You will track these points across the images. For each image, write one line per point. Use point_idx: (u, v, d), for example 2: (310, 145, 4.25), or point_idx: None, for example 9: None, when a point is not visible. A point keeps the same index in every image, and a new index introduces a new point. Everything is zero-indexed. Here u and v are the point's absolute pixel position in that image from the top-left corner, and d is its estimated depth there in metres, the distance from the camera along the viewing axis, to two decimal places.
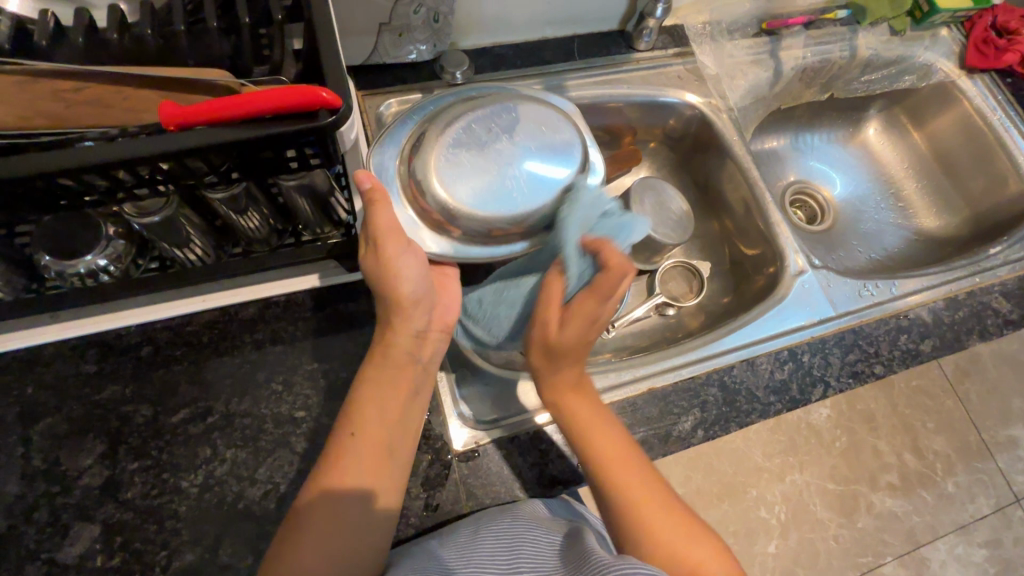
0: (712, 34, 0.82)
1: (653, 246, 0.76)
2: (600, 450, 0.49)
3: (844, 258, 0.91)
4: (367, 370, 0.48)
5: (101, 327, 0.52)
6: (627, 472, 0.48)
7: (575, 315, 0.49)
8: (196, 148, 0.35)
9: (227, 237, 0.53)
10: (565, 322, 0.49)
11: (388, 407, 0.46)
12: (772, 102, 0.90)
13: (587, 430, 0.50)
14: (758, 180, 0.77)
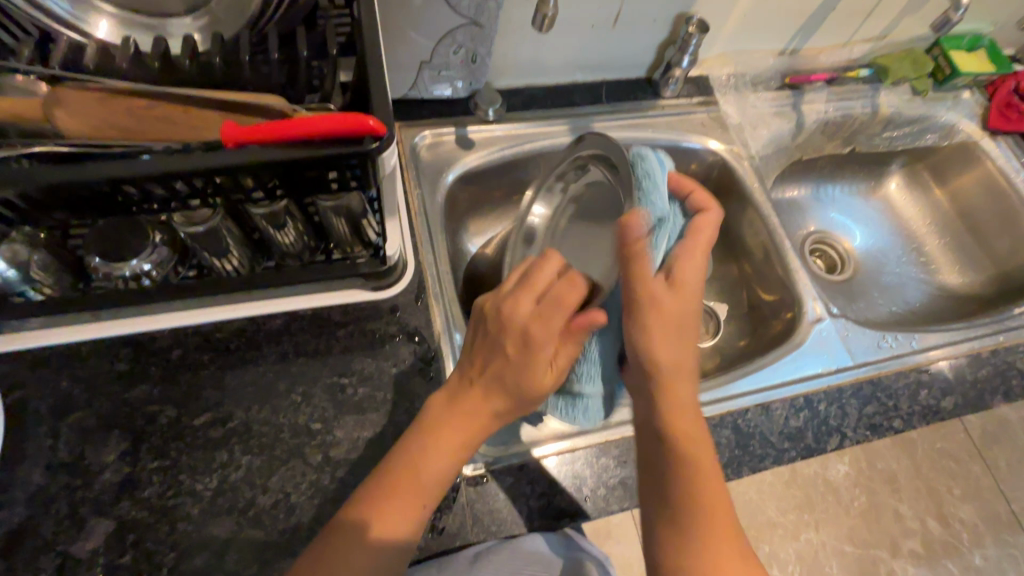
0: (736, 85, 0.85)
1: None
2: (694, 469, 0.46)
3: (864, 310, 0.90)
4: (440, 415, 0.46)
5: (140, 329, 0.54)
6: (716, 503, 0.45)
7: (683, 293, 0.48)
8: (250, 165, 0.38)
9: (262, 250, 0.56)
10: (672, 297, 0.48)
11: (429, 487, 0.44)
12: (794, 153, 0.92)
13: (689, 443, 0.47)
14: (778, 227, 0.78)
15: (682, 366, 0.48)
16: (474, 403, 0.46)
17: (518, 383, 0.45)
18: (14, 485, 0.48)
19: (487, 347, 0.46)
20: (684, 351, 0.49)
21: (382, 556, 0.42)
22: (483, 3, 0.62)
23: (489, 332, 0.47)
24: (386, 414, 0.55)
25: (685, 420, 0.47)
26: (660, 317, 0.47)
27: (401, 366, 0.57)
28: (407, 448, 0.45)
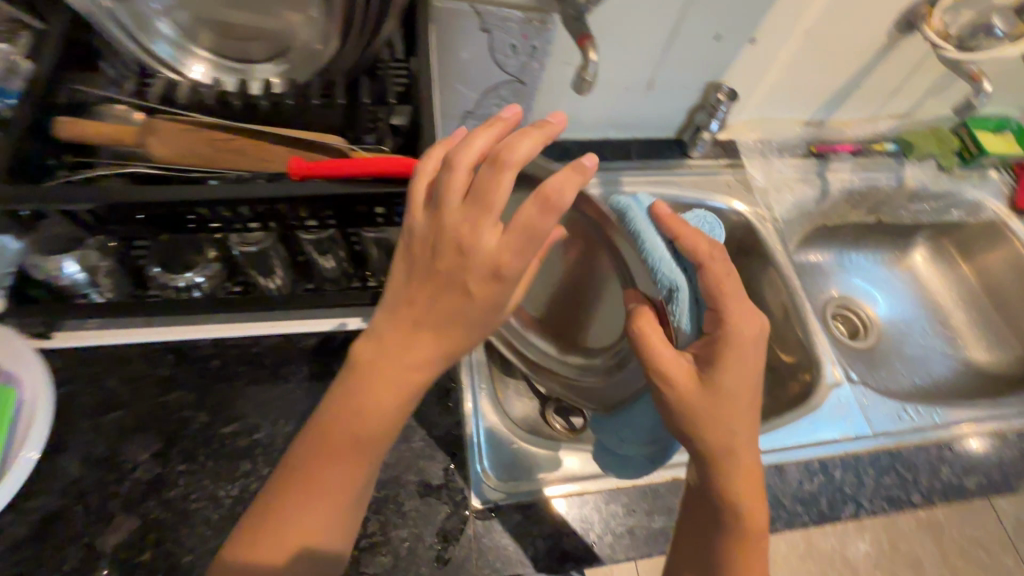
0: (763, 151, 0.89)
1: None
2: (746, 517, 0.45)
3: (887, 380, 0.89)
4: (384, 351, 0.41)
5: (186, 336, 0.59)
6: (759, 552, 0.45)
7: (736, 380, 0.44)
8: (309, 196, 0.42)
9: (304, 273, 0.61)
10: (721, 386, 0.44)
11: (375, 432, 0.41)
12: (817, 218, 0.94)
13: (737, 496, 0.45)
14: (799, 290, 0.80)
15: (743, 451, 0.45)
16: (412, 347, 0.40)
17: (475, 308, 0.39)
18: (52, 473, 0.50)
19: (436, 284, 0.39)
20: (745, 439, 0.45)
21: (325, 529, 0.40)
22: (527, 63, 0.67)
23: (441, 262, 0.39)
24: (404, 439, 0.57)
25: (745, 509, 0.45)
26: (710, 418, 0.44)
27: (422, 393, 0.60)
28: (332, 413, 0.40)
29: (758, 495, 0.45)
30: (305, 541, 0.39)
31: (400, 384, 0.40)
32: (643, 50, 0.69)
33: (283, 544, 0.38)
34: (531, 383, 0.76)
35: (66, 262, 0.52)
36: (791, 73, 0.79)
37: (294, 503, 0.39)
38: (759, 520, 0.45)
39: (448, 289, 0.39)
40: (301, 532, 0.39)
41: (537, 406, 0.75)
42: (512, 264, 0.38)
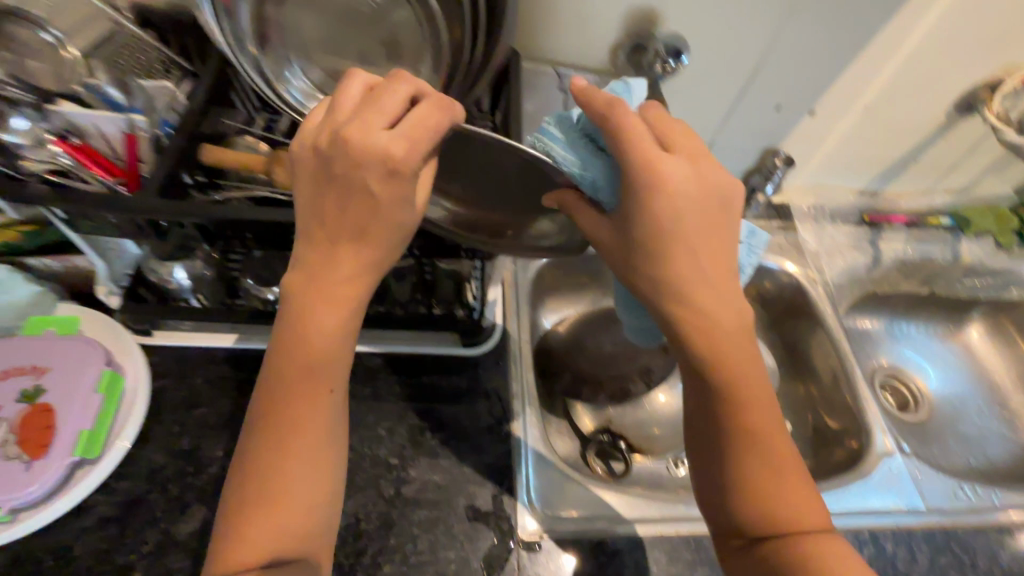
0: (816, 216, 0.91)
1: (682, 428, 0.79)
2: (730, 370, 0.42)
3: (938, 457, 0.87)
4: (309, 280, 0.41)
5: (235, 342, 0.61)
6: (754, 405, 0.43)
7: (670, 237, 0.42)
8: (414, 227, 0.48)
9: (378, 297, 0.65)
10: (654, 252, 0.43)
11: (329, 354, 0.41)
12: (868, 285, 0.94)
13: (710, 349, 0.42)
14: (848, 355, 0.80)
15: (708, 322, 0.43)
16: (335, 266, 0.40)
17: (388, 211, 0.40)
18: (137, 459, 0.53)
19: (342, 196, 0.39)
20: (708, 289, 0.42)
21: (316, 465, 0.41)
22: None
23: (337, 175, 0.39)
24: (458, 463, 0.59)
25: (737, 388, 0.42)
26: (664, 292, 0.43)
27: (475, 421, 0.62)
28: (283, 361, 0.41)
29: (745, 354, 0.43)
30: (296, 486, 0.40)
31: (336, 302, 0.41)
32: (707, 114, 0.74)
33: (278, 504, 0.39)
34: (575, 423, 0.78)
35: (177, 267, 0.58)
36: (848, 144, 0.82)
37: (271, 461, 0.40)
38: (756, 395, 0.43)
39: (348, 199, 0.39)
40: (291, 475, 0.40)
41: (577, 446, 0.76)
42: (402, 160, 0.38)
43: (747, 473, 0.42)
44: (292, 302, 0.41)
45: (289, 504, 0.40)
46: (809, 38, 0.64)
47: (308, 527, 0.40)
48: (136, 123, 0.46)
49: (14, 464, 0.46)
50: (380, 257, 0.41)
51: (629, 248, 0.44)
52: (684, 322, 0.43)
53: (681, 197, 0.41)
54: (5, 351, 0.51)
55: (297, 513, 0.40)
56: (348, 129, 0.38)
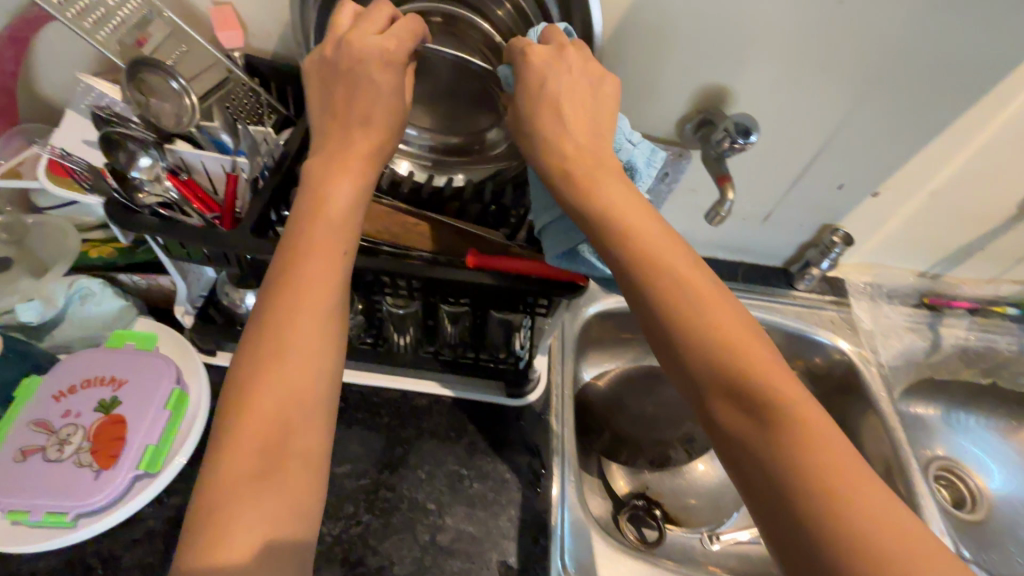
0: (872, 294, 0.89)
1: (720, 501, 0.77)
2: (659, 270, 0.40)
3: (997, 565, 0.81)
4: (319, 161, 0.45)
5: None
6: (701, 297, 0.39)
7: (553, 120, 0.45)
8: (482, 284, 0.48)
9: (429, 337, 0.68)
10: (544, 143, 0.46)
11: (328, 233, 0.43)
12: (924, 369, 0.92)
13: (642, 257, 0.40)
14: (903, 443, 0.76)
15: (629, 214, 0.42)
16: (349, 159, 0.45)
17: (387, 110, 0.47)
18: (188, 474, 0.54)
19: (352, 88, 0.46)
20: (599, 173, 0.44)
21: (316, 346, 0.40)
22: (655, 186, 0.74)
23: (332, 73, 0.46)
24: (496, 515, 0.59)
25: (668, 274, 0.40)
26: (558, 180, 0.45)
27: (513, 474, 0.62)
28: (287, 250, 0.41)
29: (654, 228, 0.42)
30: (296, 364, 0.38)
31: (348, 192, 0.44)
32: (768, 186, 0.75)
33: (272, 388, 0.38)
34: (609, 484, 0.76)
35: (246, 295, 0.59)
36: (910, 226, 0.80)
37: (267, 348, 0.39)
38: (699, 279, 0.40)
39: (348, 91, 0.46)
40: (296, 353, 0.39)
41: (610, 509, 0.74)
42: (392, 64, 0.46)
43: (714, 372, 0.37)
44: (308, 193, 0.44)
45: (285, 386, 0.38)
46: (882, 119, 0.64)
47: (307, 409, 0.38)
48: (239, 165, 0.52)
49: (83, 471, 0.49)
50: (378, 149, 0.47)
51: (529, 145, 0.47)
52: (601, 216, 0.42)
53: (559, 83, 0.45)
54: (89, 360, 0.54)
55: (296, 391, 0.38)
56: (344, 36, 0.46)
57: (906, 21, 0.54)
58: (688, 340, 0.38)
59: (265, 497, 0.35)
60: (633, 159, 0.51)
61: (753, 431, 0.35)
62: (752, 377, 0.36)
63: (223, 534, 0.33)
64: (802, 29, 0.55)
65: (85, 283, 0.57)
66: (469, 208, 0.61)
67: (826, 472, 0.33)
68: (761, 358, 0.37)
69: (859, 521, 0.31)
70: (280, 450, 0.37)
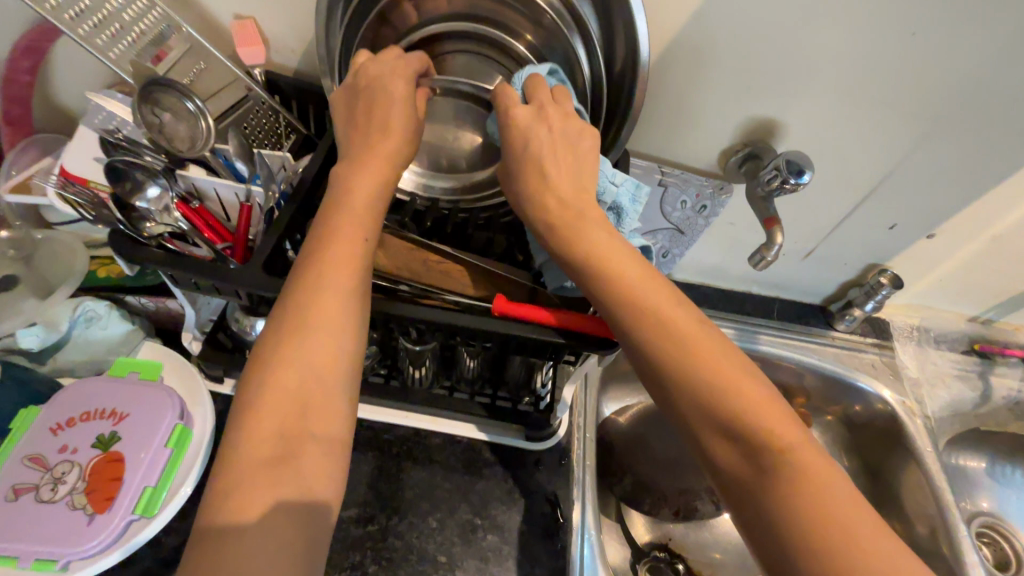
0: (919, 338, 0.83)
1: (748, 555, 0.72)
2: (646, 292, 0.38)
3: None
4: (343, 166, 0.44)
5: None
6: (688, 321, 0.38)
7: (562, 155, 0.44)
8: (512, 336, 0.45)
9: (446, 370, 0.63)
10: (568, 181, 0.44)
11: (345, 227, 0.41)
12: (971, 420, 0.86)
13: (631, 279, 0.39)
14: (952, 504, 0.71)
15: (612, 253, 0.40)
16: (373, 159, 0.44)
17: (403, 118, 0.45)
18: (190, 516, 0.51)
19: (370, 104, 0.45)
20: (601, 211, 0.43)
21: (338, 326, 0.38)
22: (692, 218, 0.70)
23: (347, 94, 0.46)
24: (510, 571, 0.55)
25: (657, 298, 0.38)
26: (586, 219, 0.42)
27: (529, 526, 0.58)
28: (313, 236, 0.41)
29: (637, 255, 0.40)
30: (315, 347, 0.37)
31: (375, 182, 0.43)
32: (813, 222, 0.70)
33: (291, 370, 0.36)
34: (629, 530, 0.72)
35: (257, 322, 0.55)
36: (963, 268, 0.75)
37: (287, 330, 0.38)
38: (680, 310, 0.38)
39: (367, 110, 0.45)
40: (316, 334, 0.38)
41: (629, 557, 0.70)
42: (401, 87, 0.45)
43: (708, 394, 0.35)
44: (335, 183, 0.43)
45: (304, 370, 0.37)
46: (946, 159, 0.59)
47: (326, 391, 0.37)
48: (253, 194, 0.49)
49: (76, 515, 0.46)
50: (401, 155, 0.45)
51: (552, 180, 0.44)
52: (599, 246, 0.40)
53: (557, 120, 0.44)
54: (89, 391, 0.52)
55: (316, 372, 0.37)
56: (358, 64, 0.47)
57: (983, 58, 0.49)
58: (675, 380, 0.36)
59: (282, 481, 0.34)
60: (618, 199, 0.48)
61: (747, 477, 0.33)
62: (744, 418, 0.34)
63: (232, 518, 0.32)
64: (867, 63, 0.50)
65: (90, 305, 0.55)
66: (496, 241, 0.58)
67: (821, 506, 0.31)
68: (752, 398, 0.34)
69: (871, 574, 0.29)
70: (299, 431, 0.35)
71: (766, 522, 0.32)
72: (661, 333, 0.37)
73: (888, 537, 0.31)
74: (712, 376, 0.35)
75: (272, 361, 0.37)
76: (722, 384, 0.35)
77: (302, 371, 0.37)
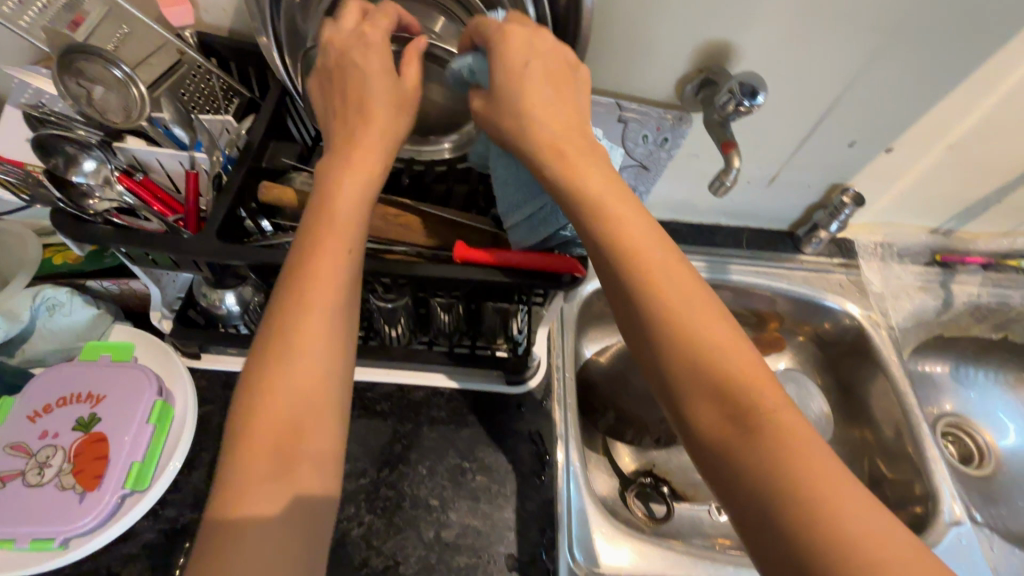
0: (883, 255, 0.86)
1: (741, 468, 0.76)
2: (648, 264, 0.38)
3: (1005, 518, 0.80)
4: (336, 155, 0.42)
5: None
6: (691, 296, 0.38)
7: (551, 80, 0.43)
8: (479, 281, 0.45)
9: (422, 326, 0.64)
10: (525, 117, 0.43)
11: (342, 224, 0.40)
12: (934, 329, 0.89)
13: (634, 250, 0.39)
14: (914, 407, 0.75)
15: (622, 211, 0.40)
16: (361, 140, 0.43)
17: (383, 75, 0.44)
18: (185, 489, 0.52)
19: (350, 81, 0.44)
20: (586, 153, 0.42)
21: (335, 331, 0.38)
22: (655, 152, 0.69)
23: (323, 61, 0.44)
24: (500, 507, 0.57)
25: (659, 271, 0.38)
26: (543, 160, 0.41)
27: (516, 464, 0.60)
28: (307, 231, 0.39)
29: (641, 227, 0.40)
30: (313, 347, 0.37)
31: (361, 168, 0.42)
32: (775, 148, 0.70)
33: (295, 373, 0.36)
34: (615, 461, 0.76)
35: (227, 296, 0.54)
36: (924, 181, 0.76)
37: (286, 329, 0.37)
38: (682, 285, 0.38)
39: (352, 88, 0.44)
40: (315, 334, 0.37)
41: (617, 486, 0.73)
42: (366, 44, 0.44)
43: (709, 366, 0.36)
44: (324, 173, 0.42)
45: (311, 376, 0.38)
46: (902, 70, 0.59)
47: (324, 393, 0.37)
48: (197, 161, 0.48)
49: (68, 495, 0.47)
50: (391, 128, 0.44)
51: (523, 132, 0.42)
52: (559, 175, 0.41)
53: (538, 47, 0.43)
54: (61, 377, 0.52)
55: (314, 376, 0.37)
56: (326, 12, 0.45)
57: None
58: (670, 351, 0.37)
59: (284, 484, 0.34)
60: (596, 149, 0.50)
61: (743, 458, 0.34)
62: (737, 397, 0.35)
63: (242, 511, 0.32)
64: None
65: (49, 294, 0.53)
66: (457, 190, 0.59)
67: (817, 484, 0.32)
68: (737, 368, 0.35)
69: (850, 537, 0.30)
70: (297, 435, 0.35)
71: (749, 487, 0.33)
72: (665, 304, 0.37)
73: (869, 508, 0.31)
74: (711, 351, 0.36)
75: (272, 362, 0.36)
76: (723, 360, 0.36)
77: (302, 375, 0.36)
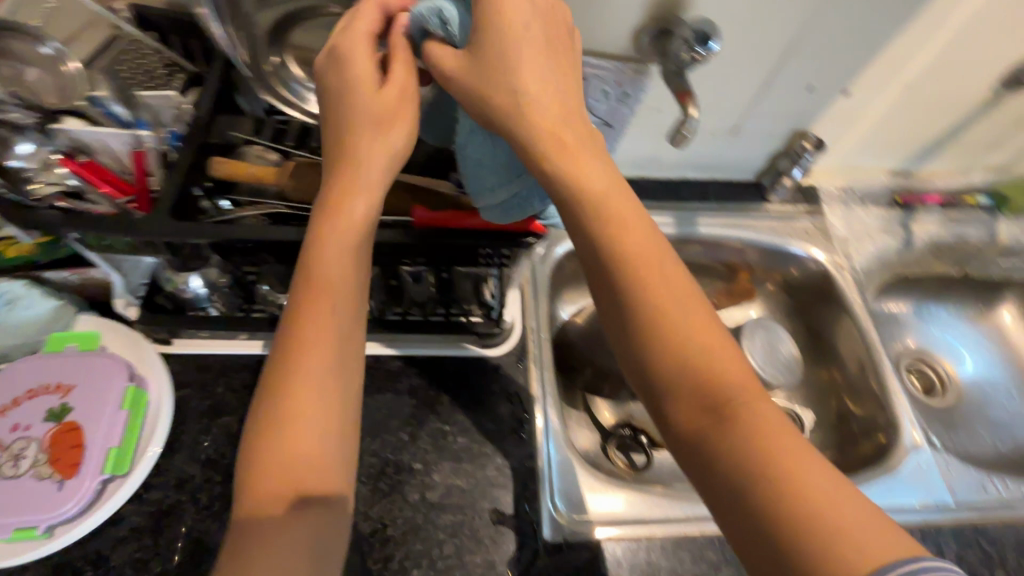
0: (845, 200, 0.88)
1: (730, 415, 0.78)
2: (638, 275, 0.39)
3: (965, 442, 0.84)
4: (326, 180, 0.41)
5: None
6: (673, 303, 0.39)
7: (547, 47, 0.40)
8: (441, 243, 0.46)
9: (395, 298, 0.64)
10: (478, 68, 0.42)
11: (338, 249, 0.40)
12: (892, 266, 0.89)
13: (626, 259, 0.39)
14: (876, 344, 0.78)
15: (623, 210, 0.40)
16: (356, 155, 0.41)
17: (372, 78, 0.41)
18: (167, 471, 0.52)
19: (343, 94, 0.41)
20: (586, 143, 0.41)
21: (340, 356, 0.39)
22: (617, 109, 0.68)
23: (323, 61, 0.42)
24: (482, 466, 0.59)
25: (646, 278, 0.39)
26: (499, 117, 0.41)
27: (496, 424, 0.62)
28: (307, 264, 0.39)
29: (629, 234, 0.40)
30: (325, 372, 0.38)
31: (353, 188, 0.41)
32: (735, 97, 0.70)
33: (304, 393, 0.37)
34: (595, 416, 0.78)
35: (191, 278, 0.53)
36: (882, 123, 0.78)
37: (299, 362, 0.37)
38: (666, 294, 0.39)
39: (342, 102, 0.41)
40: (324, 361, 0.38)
41: (598, 440, 0.75)
42: None
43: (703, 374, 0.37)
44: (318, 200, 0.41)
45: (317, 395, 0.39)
46: (852, 10, 0.59)
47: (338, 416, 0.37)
48: (143, 139, 0.47)
49: (46, 483, 0.47)
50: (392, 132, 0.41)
51: (520, 111, 0.39)
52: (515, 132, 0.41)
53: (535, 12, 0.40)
54: (27, 371, 0.52)
55: (330, 400, 0.37)
56: None
57: None
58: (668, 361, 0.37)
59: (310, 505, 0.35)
60: None
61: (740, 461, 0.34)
62: (729, 401, 0.36)
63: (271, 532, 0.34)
64: None
65: (5, 287, 0.52)
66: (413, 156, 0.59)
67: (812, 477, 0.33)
68: (727, 371, 0.37)
69: (842, 533, 0.31)
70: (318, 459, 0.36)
71: (742, 489, 0.34)
72: (655, 314, 0.38)
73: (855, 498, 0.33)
74: (701, 356, 0.37)
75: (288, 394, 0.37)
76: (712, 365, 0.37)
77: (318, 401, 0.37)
